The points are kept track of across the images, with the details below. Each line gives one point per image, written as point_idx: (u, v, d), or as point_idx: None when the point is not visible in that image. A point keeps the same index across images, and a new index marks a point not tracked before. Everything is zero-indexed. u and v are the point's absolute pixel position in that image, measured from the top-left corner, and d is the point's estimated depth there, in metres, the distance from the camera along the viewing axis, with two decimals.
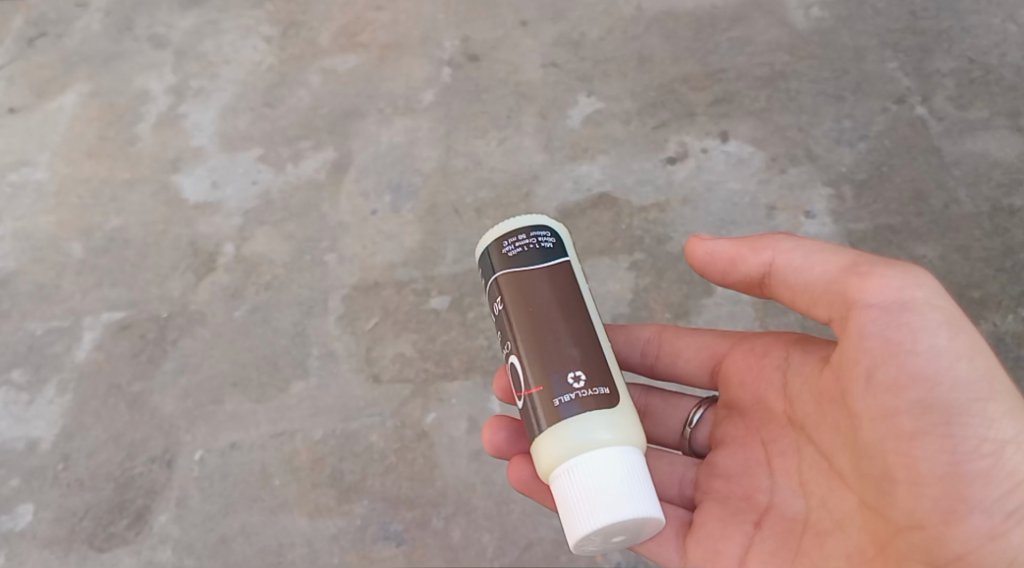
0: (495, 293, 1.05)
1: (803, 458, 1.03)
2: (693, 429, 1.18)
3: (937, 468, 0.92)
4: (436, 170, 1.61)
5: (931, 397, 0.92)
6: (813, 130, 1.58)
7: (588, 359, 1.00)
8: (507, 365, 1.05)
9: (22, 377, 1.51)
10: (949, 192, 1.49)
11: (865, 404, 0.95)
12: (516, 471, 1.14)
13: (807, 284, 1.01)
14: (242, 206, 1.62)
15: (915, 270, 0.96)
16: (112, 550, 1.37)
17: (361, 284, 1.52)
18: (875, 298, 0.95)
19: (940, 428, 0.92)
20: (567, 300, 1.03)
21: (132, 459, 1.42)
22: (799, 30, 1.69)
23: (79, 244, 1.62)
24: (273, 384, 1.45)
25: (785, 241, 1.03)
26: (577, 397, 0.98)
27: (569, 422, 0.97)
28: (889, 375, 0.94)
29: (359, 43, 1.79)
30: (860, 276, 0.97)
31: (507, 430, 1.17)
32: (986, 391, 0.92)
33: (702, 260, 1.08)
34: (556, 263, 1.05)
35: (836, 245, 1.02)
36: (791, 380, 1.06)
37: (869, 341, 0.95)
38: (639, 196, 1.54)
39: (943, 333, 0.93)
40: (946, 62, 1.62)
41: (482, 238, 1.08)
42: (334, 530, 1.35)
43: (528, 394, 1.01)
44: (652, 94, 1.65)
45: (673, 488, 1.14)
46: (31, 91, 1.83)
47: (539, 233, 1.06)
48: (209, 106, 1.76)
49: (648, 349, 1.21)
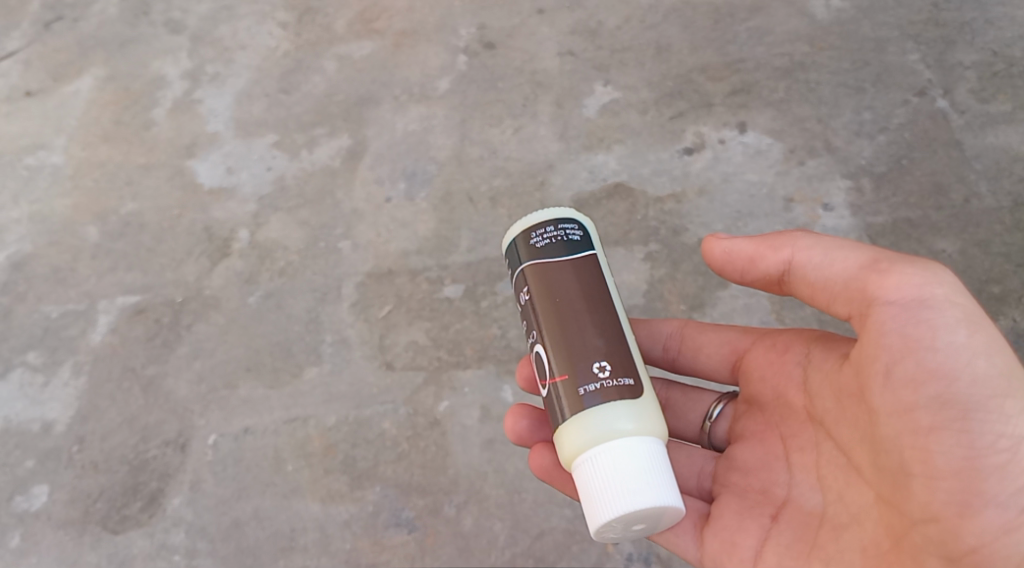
0: (521, 284, 1.05)
1: (821, 453, 1.02)
2: (712, 424, 1.17)
3: (953, 462, 0.91)
4: (451, 158, 1.61)
5: (949, 392, 0.92)
6: (832, 122, 1.56)
7: (612, 350, 1.00)
8: (531, 355, 1.05)
9: (37, 359, 1.52)
10: (970, 186, 1.48)
11: (882, 399, 0.95)
12: (537, 459, 1.14)
13: (827, 281, 1.00)
14: (257, 192, 1.62)
15: (936, 267, 0.96)
16: (125, 533, 1.38)
17: (375, 272, 1.52)
18: (896, 295, 0.95)
19: (957, 423, 0.91)
20: (592, 292, 1.03)
21: (147, 442, 1.43)
22: (819, 20, 1.67)
23: (95, 228, 1.63)
24: (286, 370, 1.45)
25: (805, 237, 1.02)
26: (601, 387, 0.98)
27: (593, 412, 0.97)
28: (907, 371, 0.93)
29: (374, 30, 1.79)
30: (879, 273, 0.96)
31: (529, 419, 1.17)
32: (1004, 387, 0.91)
33: (720, 257, 1.08)
34: (582, 255, 1.04)
35: (856, 243, 1.01)
36: (812, 376, 1.05)
37: (889, 337, 0.94)
38: (655, 186, 1.53)
39: (962, 330, 0.93)
40: (968, 55, 1.60)
41: (510, 230, 1.08)
42: (346, 517, 1.35)
43: (552, 384, 1.00)
44: (669, 84, 1.64)
45: (691, 480, 1.14)
46: (47, 75, 1.83)
47: (566, 225, 1.06)
48: (224, 92, 1.76)
49: (669, 343, 1.21)
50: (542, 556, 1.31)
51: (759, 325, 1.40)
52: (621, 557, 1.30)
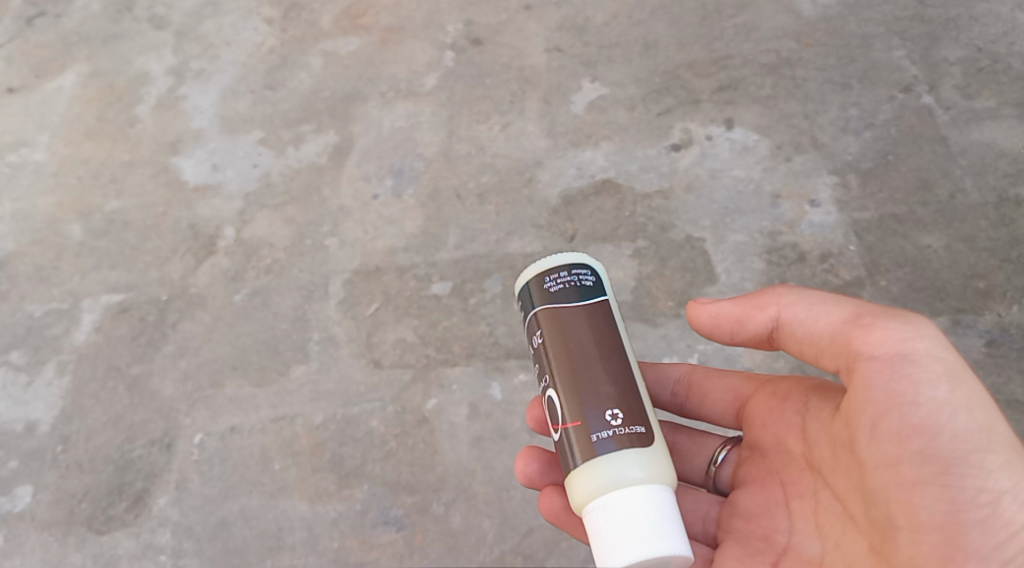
0: (533, 328, 1.03)
1: (819, 501, 1.01)
2: (717, 468, 1.15)
3: (937, 516, 0.91)
4: (439, 155, 1.60)
5: (932, 447, 0.92)
6: (819, 118, 1.57)
7: (624, 397, 0.98)
8: (542, 398, 1.03)
9: (21, 359, 1.51)
10: (955, 181, 1.48)
11: (869, 452, 0.95)
12: (547, 503, 1.12)
13: (815, 336, 1.00)
14: (243, 188, 1.61)
15: (918, 321, 0.96)
16: (111, 533, 1.36)
17: (362, 269, 1.51)
18: (878, 351, 0.95)
19: (941, 478, 0.91)
20: (604, 339, 1.01)
21: (132, 442, 1.42)
22: (806, 17, 1.68)
23: (79, 226, 1.61)
24: (273, 368, 1.44)
25: (789, 294, 1.02)
26: (614, 434, 0.96)
27: (603, 459, 0.96)
28: (892, 425, 0.93)
29: (361, 26, 1.78)
30: (862, 327, 0.96)
31: (541, 461, 1.15)
32: (986, 442, 0.91)
33: (708, 322, 1.07)
34: (594, 301, 1.03)
35: (841, 297, 1.01)
36: (810, 424, 1.04)
37: (874, 392, 0.94)
38: (643, 183, 1.53)
39: (944, 385, 0.93)
40: (953, 51, 1.61)
41: (523, 273, 1.06)
42: (334, 515, 1.34)
43: (564, 428, 0.99)
44: (657, 80, 1.64)
45: (696, 524, 1.12)
46: (30, 71, 1.82)
47: (580, 270, 1.04)
48: (209, 88, 1.75)
49: (678, 389, 1.19)
50: (530, 554, 1.30)
51: None
52: None
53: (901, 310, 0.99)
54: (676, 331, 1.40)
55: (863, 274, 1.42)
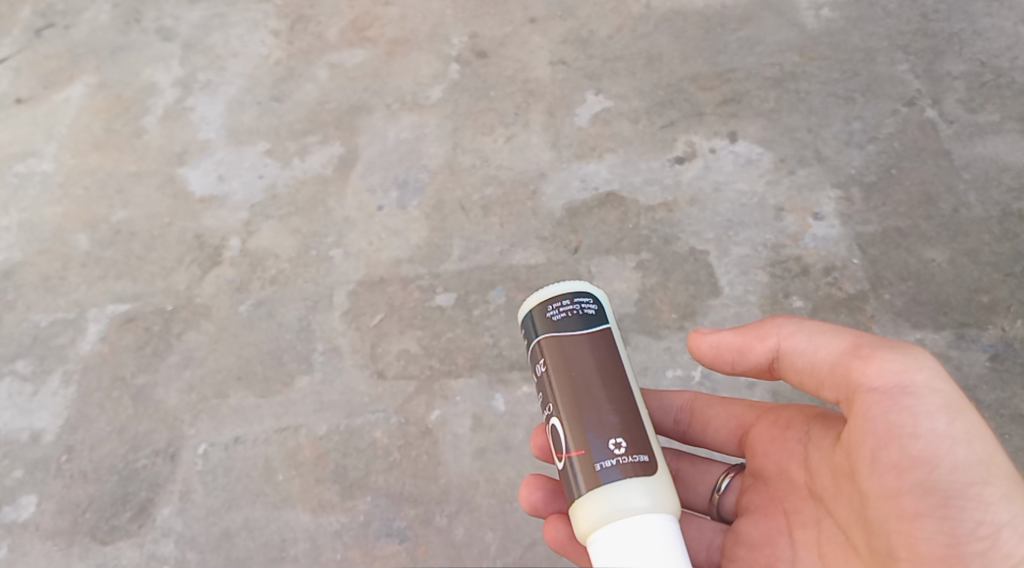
0: (537, 356, 1.03)
1: (821, 531, 1.01)
2: (720, 496, 1.15)
3: (937, 548, 0.91)
4: (443, 167, 1.61)
5: (931, 479, 0.92)
6: (822, 132, 1.57)
7: (628, 426, 0.99)
8: (546, 425, 1.03)
9: (26, 368, 1.51)
10: (959, 195, 1.48)
11: (869, 483, 0.94)
12: (553, 531, 1.13)
13: (815, 366, 1.00)
14: (249, 199, 1.62)
15: (917, 352, 0.96)
16: (114, 543, 1.37)
17: (367, 280, 1.52)
18: (877, 382, 0.95)
19: (940, 510, 0.91)
20: (607, 367, 1.01)
21: (136, 452, 1.42)
22: (809, 31, 1.68)
23: (85, 236, 1.62)
24: (277, 379, 1.45)
25: (790, 324, 1.03)
26: (618, 463, 0.97)
27: (607, 489, 0.96)
28: (891, 457, 0.93)
29: (366, 38, 1.79)
30: (861, 359, 0.96)
31: (544, 490, 1.15)
32: (985, 475, 0.91)
33: (709, 353, 1.07)
34: (597, 329, 1.03)
35: (840, 327, 1.01)
36: (811, 453, 1.04)
37: (874, 424, 0.94)
38: (647, 195, 1.54)
39: (942, 417, 0.93)
40: (957, 65, 1.62)
41: (526, 300, 1.06)
42: (337, 526, 1.34)
43: (568, 457, 0.99)
44: (661, 93, 1.64)
45: (700, 552, 1.12)
46: (38, 82, 1.83)
47: (583, 299, 1.04)
48: (216, 99, 1.76)
49: (681, 416, 1.19)
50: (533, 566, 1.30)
51: None
52: None
53: (899, 340, 0.99)
54: (680, 343, 1.41)
55: (867, 287, 1.42)
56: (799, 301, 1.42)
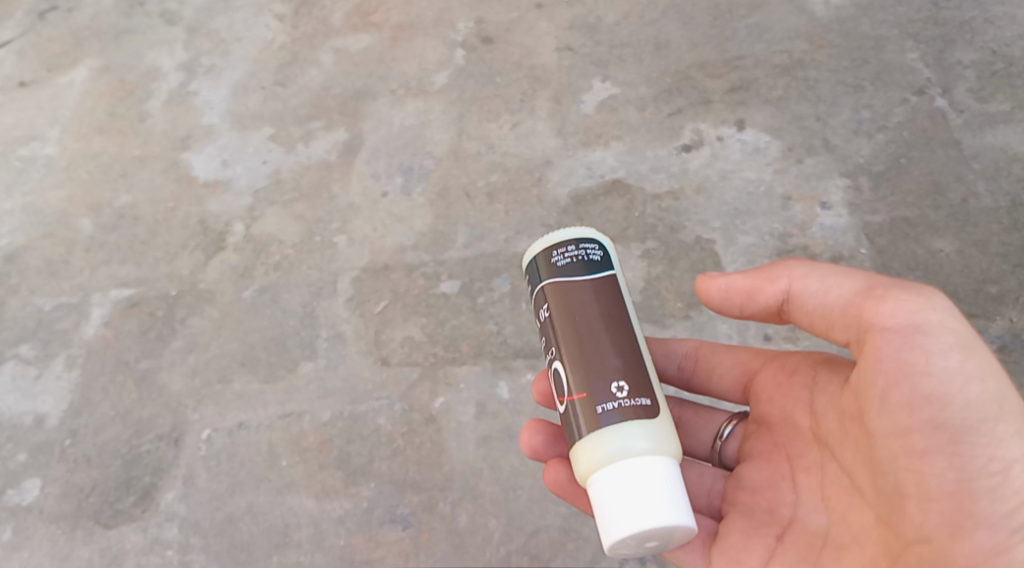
0: (540, 301, 1.03)
1: (826, 474, 1.01)
2: (722, 442, 1.14)
3: (946, 484, 0.90)
4: (448, 153, 1.60)
5: (942, 416, 0.91)
6: (830, 121, 1.56)
7: (631, 370, 0.98)
8: (549, 370, 1.03)
9: (30, 352, 1.51)
10: (968, 185, 1.47)
11: (878, 422, 0.94)
12: (552, 474, 1.12)
13: (826, 308, 1.00)
14: (253, 185, 1.61)
15: (930, 293, 0.95)
16: (118, 527, 1.37)
17: (371, 267, 1.51)
18: (890, 321, 0.94)
19: (950, 446, 0.91)
20: (611, 313, 1.01)
21: (140, 437, 1.42)
22: (818, 18, 1.67)
23: (89, 220, 1.61)
24: (281, 364, 1.44)
25: (801, 266, 1.02)
26: (619, 406, 0.96)
27: (608, 430, 0.95)
28: (902, 395, 0.92)
29: (371, 23, 1.78)
30: (874, 299, 0.96)
31: (545, 433, 1.15)
32: (997, 412, 0.91)
33: (718, 296, 1.07)
34: (602, 275, 1.02)
35: (852, 270, 1.01)
36: (818, 397, 1.04)
37: (885, 362, 0.94)
38: (653, 183, 1.53)
39: (956, 355, 0.92)
40: (967, 54, 1.60)
41: (530, 246, 1.05)
42: (340, 512, 1.34)
43: (569, 400, 0.98)
44: (668, 80, 1.63)
45: (701, 497, 1.12)
46: (42, 66, 1.82)
47: (587, 245, 1.04)
48: (220, 84, 1.75)
49: (685, 364, 1.19)
50: (537, 554, 1.30)
51: (755, 325, 1.39)
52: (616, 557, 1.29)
53: (912, 282, 0.98)
54: (685, 332, 1.40)
55: None
56: None
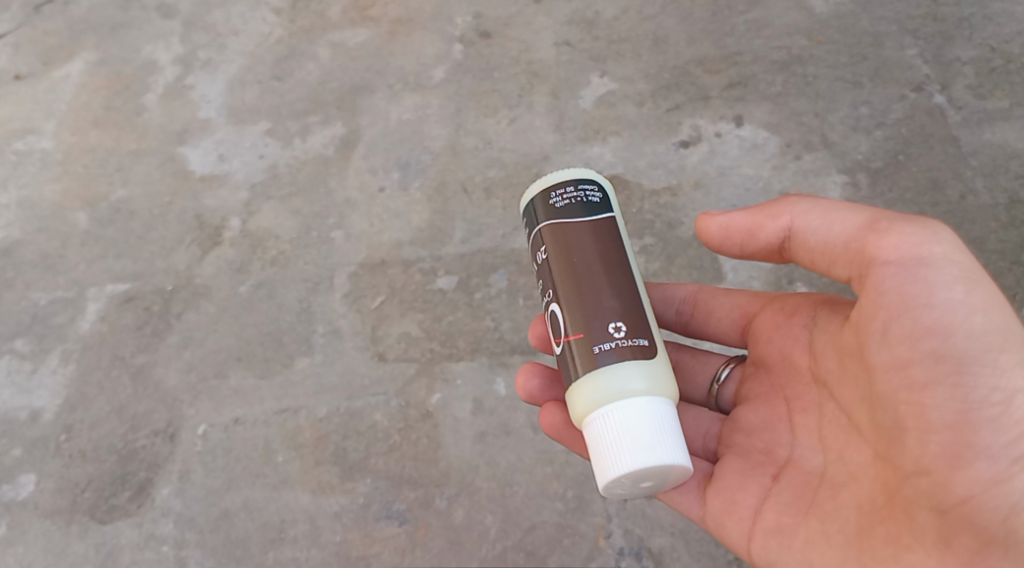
0: (538, 243, 1.03)
1: (823, 414, 1.01)
2: (719, 386, 1.15)
3: (947, 416, 0.91)
4: (445, 149, 1.60)
5: (944, 348, 0.91)
6: (829, 117, 1.56)
7: (628, 310, 0.98)
8: (546, 314, 1.03)
9: (25, 346, 1.51)
10: (966, 182, 1.47)
11: (879, 356, 0.94)
12: (548, 417, 1.12)
13: (828, 244, 0.99)
14: (250, 179, 1.61)
15: (935, 226, 0.95)
16: (113, 523, 1.36)
17: (368, 262, 1.50)
18: (893, 255, 0.94)
19: (952, 378, 0.91)
20: (609, 254, 1.00)
21: (136, 431, 1.42)
22: (817, 13, 1.66)
23: (85, 215, 1.61)
24: (277, 360, 1.44)
25: (804, 203, 1.01)
26: (616, 346, 0.96)
27: (605, 369, 0.95)
28: (904, 328, 0.92)
29: (369, 17, 1.77)
30: (878, 233, 0.95)
31: (541, 377, 1.15)
32: (1000, 342, 0.91)
33: (718, 235, 1.06)
34: (600, 218, 1.02)
35: (855, 206, 1.00)
36: (817, 337, 1.04)
37: (886, 296, 0.94)
38: (651, 179, 1.52)
39: (960, 287, 0.92)
40: (966, 50, 1.60)
41: (528, 190, 1.05)
42: (336, 508, 1.34)
43: (566, 341, 0.98)
44: (666, 76, 1.63)
45: (697, 441, 1.13)
46: (37, 59, 1.81)
47: (586, 187, 1.03)
48: (217, 78, 1.74)
49: (683, 308, 1.20)
50: (533, 549, 1.30)
51: None
52: (612, 551, 1.29)
53: (916, 216, 0.98)
54: None
55: None
56: (804, 287, 1.41)
